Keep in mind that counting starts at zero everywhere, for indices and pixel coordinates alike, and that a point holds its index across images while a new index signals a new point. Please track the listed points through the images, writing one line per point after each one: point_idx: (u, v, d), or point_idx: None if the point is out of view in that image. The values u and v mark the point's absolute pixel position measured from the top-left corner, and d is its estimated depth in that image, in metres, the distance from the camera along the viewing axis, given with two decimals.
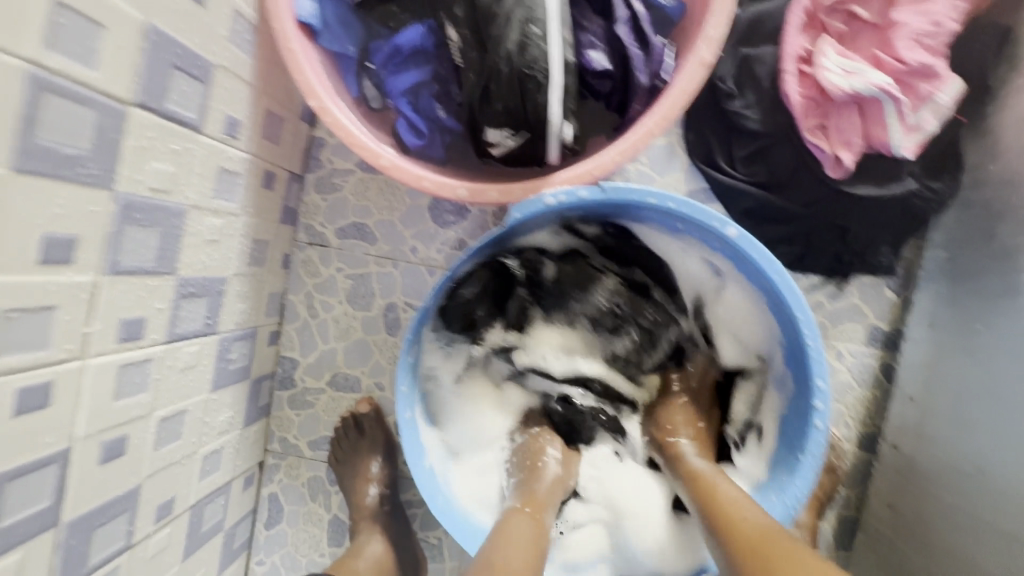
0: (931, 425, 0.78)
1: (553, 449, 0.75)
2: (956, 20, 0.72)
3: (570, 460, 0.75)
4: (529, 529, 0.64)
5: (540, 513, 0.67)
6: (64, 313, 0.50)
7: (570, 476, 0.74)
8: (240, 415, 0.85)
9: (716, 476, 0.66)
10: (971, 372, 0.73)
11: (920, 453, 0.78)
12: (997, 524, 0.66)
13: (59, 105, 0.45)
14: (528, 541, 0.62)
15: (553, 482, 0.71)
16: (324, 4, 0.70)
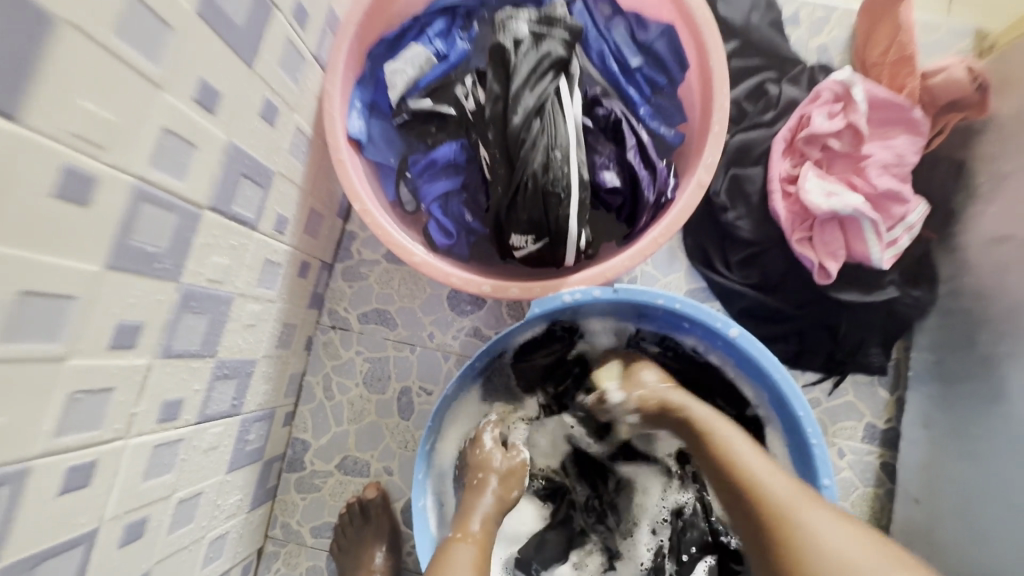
0: (939, 529, 0.79)
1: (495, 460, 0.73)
2: (917, 153, 0.83)
3: (513, 475, 0.73)
4: (467, 557, 0.64)
5: (479, 539, 0.67)
6: (119, 395, 0.53)
7: (514, 492, 0.73)
8: (249, 498, 0.85)
9: (725, 430, 0.64)
10: (973, 475, 0.76)
11: (933, 558, 0.79)
12: None
13: (152, 212, 0.52)
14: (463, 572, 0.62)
15: (488, 513, 0.69)
16: (372, 123, 0.81)
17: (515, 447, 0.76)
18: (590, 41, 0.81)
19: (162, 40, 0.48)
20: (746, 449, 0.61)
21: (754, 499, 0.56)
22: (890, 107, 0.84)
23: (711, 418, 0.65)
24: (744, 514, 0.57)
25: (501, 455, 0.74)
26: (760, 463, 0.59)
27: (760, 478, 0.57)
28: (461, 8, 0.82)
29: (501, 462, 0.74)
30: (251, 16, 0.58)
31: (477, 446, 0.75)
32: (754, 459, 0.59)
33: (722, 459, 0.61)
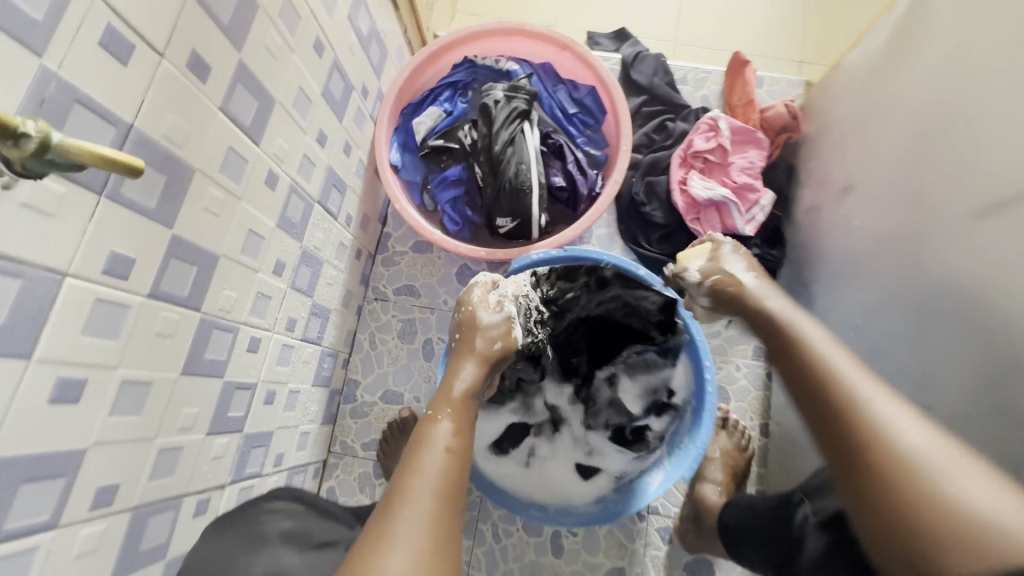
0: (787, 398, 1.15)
1: (488, 317, 0.91)
2: (764, 160, 1.26)
3: (509, 328, 0.91)
4: (442, 437, 0.72)
5: (454, 421, 0.75)
6: (273, 303, 0.92)
7: (504, 339, 0.89)
8: (321, 413, 1.21)
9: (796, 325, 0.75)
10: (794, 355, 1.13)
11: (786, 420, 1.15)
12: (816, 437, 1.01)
13: (295, 199, 0.93)
14: (435, 452, 0.69)
15: (473, 371, 0.84)
16: (405, 155, 1.25)
17: (500, 302, 0.95)
18: (544, 99, 1.26)
19: (306, 107, 0.91)
20: (822, 339, 0.71)
21: (822, 385, 0.65)
22: (745, 131, 1.27)
23: (787, 315, 0.77)
24: (816, 397, 0.65)
25: (489, 313, 0.92)
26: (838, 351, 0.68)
27: (848, 377, 0.64)
28: (461, 82, 1.27)
29: (494, 318, 0.91)
30: (342, 93, 1.03)
31: (471, 320, 0.91)
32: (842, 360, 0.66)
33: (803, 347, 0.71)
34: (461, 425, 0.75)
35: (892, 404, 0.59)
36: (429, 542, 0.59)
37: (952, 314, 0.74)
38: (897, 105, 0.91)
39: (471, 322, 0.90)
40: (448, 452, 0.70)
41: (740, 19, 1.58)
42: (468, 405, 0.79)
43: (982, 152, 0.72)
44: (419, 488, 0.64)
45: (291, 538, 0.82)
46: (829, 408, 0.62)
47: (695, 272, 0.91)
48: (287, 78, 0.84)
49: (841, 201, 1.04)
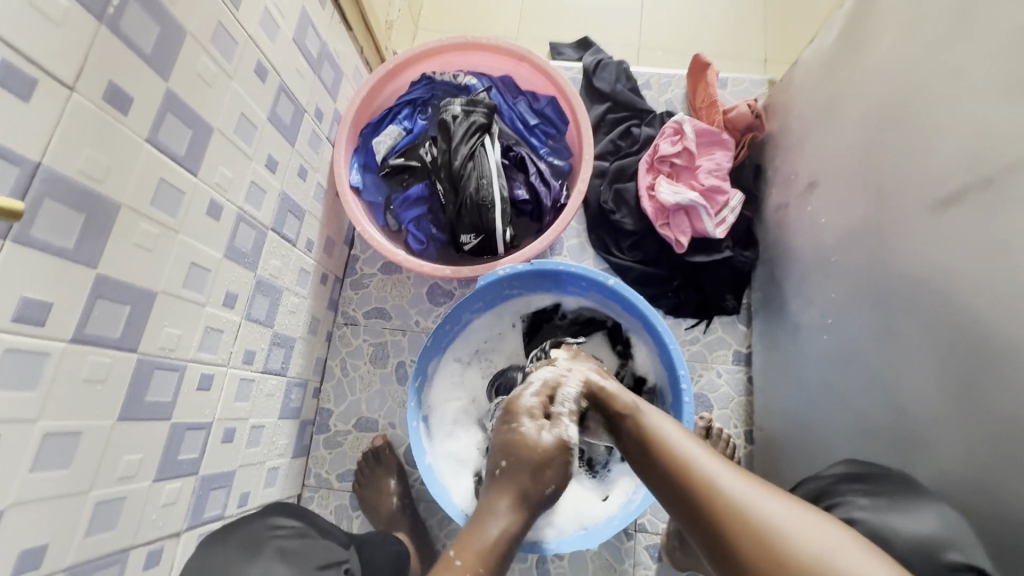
0: (768, 404, 1.12)
1: (546, 438, 0.73)
2: (730, 161, 1.24)
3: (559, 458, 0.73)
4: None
5: (470, 559, 0.64)
6: (226, 336, 0.88)
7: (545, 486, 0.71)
8: (292, 446, 1.17)
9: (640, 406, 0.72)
10: (773, 359, 1.11)
11: (769, 426, 1.12)
12: (802, 446, 0.98)
13: (245, 227, 0.90)
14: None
15: (505, 522, 0.68)
16: (366, 176, 1.23)
17: (556, 422, 0.76)
18: (504, 112, 1.24)
19: (252, 134, 0.89)
20: (665, 422, 0.68)
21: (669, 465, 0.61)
22: (710, 133, 1.25)
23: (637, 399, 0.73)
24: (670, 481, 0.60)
25: (544, 434, 0.73)
26: (681, 432, 0.66)
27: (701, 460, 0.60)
28: (419, 99, 1.25)
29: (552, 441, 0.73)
30: (292, 117, 1.01)
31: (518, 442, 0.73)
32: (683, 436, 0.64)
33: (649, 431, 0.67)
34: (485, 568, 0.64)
35: (735, 476, 0.57)
36: None
37: (918, 310, 0.72)
38: (853, 99, 0.90)
39: (517, 437, 0.73)
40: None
41: (702, 23, 1.58)
42: (503, 549, 0.67)
43: (936, 143, 0.70)
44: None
45: (287, 553, 0.76)
46: (690, 496, 0.57)
47: (572, 388, 0.79)
48: (226, 105, 0.81)
49: (806, 198, 1.02)
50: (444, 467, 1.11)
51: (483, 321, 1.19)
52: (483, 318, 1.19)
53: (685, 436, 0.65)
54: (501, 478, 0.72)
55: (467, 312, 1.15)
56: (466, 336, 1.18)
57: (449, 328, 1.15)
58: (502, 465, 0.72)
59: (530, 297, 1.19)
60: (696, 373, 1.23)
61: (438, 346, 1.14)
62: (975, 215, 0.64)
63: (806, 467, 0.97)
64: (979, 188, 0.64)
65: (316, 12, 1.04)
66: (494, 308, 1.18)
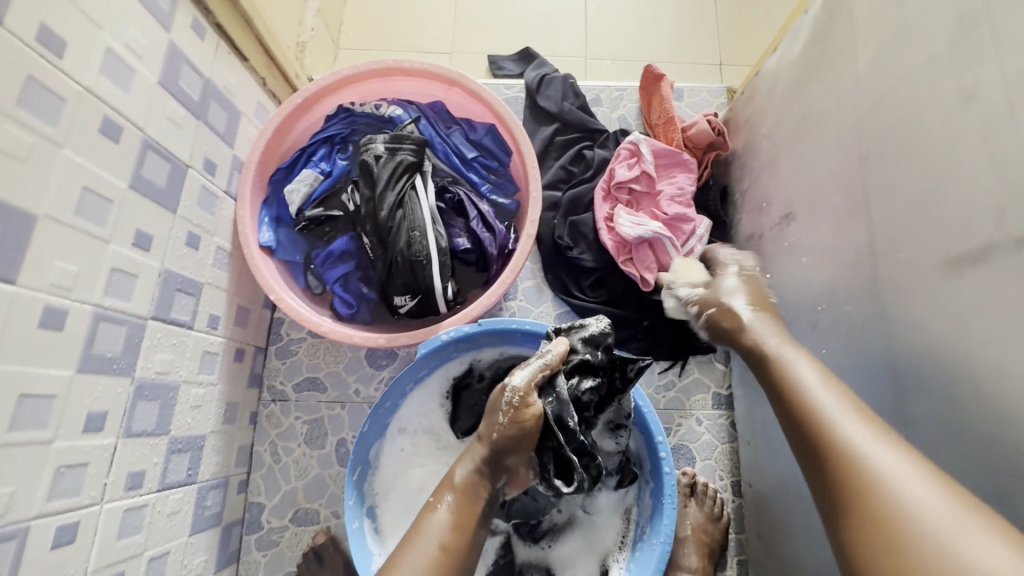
0: (762, 458, 1.00)
1: (448, 496, 0.71)
2: (694, 184, 1.12)
3: (461, 525, 0.69)
4: (439, 530, 0.68)
5: None
6: (93, 468, 0.70)
7: (453, 542, 0.68)
8: (213, 559, 0.98)
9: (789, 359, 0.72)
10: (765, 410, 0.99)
11: (762, 482, 1.00)
12: (805, 518, 0.86)
13: (108, 326, 0.71)
14: (431, 550, 0.66)
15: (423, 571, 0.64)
16: (279, 231, 1.04)
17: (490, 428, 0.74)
18: (437, 146, 1.09)
19: (106, 210, 0.70)
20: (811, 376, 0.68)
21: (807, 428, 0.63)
22: (669, 154, 1.13)
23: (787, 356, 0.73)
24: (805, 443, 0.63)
25: (461, 465, 0.73)
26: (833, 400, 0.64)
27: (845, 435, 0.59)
28: (337, 136, 1.08)
29: (451, 509, 0.70)
30: (170, 178, 0.82)
31: (428, 510, 0.71)
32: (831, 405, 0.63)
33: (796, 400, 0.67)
34: (463, 508, 0.71)
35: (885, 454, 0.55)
36: None
37: (935, 381, 0.61)
38: (831, 121, 0.78)
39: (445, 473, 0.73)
40: (438, 553, 0.66)
41: (652, 27, 1.45)
42: None
43: (944, 185, 0.58)
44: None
45: None
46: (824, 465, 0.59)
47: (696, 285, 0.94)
48: (56, 183, 0.63)
49: (783, 229, 0.90)
50: None
51: (423, 391, 1.01)
52: (421, 388, 1.01)
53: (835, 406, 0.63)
54: (421, 517, 0.71)
55: (409, 383, 0.98)
56: (409, 412, 1.01)
57: (378, 411, 0.96)
58: (499, 424, 0.71)
59: (466, 359, 1.01)
60: (674, 423, 1.10)
61: (375, 434, 0.97)
62: (1000, 278, 0.53)
63: (813, 544, 0.85)
64: (1006, 247, 0.52)
65: (192, 48, 0.86)
66: (436, 373, 1.01)
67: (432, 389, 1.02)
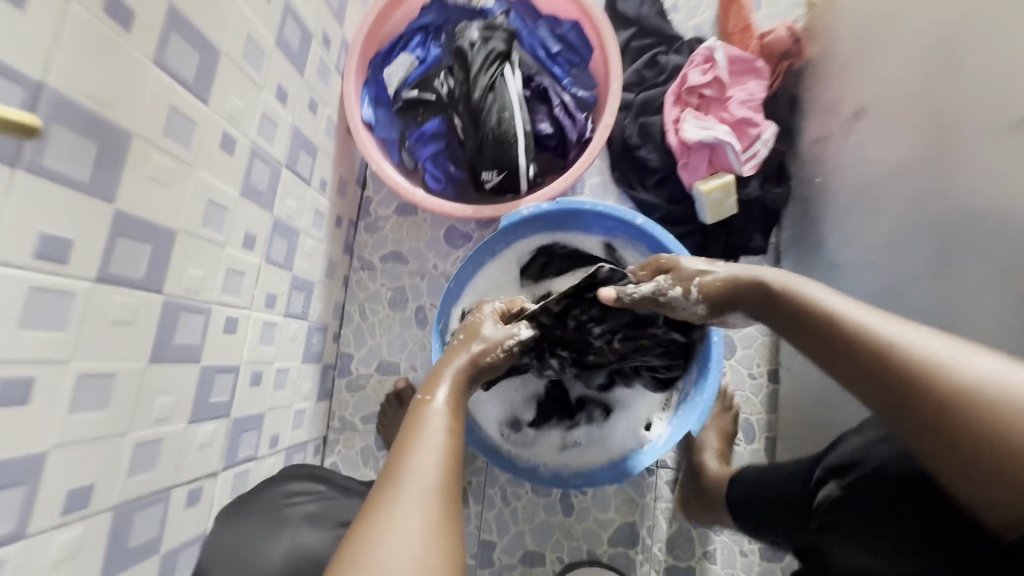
0: None
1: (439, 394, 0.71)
2: (764, 91, 1.17)
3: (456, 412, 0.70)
4: (441, 419, 0.67)
5: (428, 480, 0.58)
6: (248, 279, 0.86)
7: (456, 423, 0.68)
8: (316, 390, 1.17)
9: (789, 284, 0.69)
10: None
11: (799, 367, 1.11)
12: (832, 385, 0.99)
13: (259, 163, 0.85)
14: (436, 444, 0.63)
15: (433, 451, 0.62)
16: (378, 110, 1.15)
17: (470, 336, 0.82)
18: (524, 38, 1.16)
19: (260, 60, 0.82)
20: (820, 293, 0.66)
21: (829, 331, 0.61)
22: (743, 61, 1.18)
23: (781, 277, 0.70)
24: (831, 346, 0.60)
25: (449, 371, 0.75)
26: (857, 313, 0.60)
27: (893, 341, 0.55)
28: (432, 25, 1.16)
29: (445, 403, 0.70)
30: (300, 44, 0.93)
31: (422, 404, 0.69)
32: (859, 316, 0.59)
33: (820, 320, 0.63)
34: (457, 398, 0.71)
35: (941, 343, 0.52)
36: (433, 497, 0.57)
37: (986, 238, 0.69)
38: (919, 15, 0.83)
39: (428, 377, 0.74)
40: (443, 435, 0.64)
41: None
42: (440, 474, 0.59)
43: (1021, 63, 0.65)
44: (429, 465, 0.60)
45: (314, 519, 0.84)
46: (887, 384, 0.54)
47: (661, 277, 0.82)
48: (231, 24, 0.74)
49: (852, 127, 0.97)
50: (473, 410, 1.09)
51: (501, 263, 1.14)
52: (499, 260, 1.13)
53: (860, 313, 0.59)
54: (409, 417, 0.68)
55: (489, 254, 1.12)
56: (486, 282, 1.14)
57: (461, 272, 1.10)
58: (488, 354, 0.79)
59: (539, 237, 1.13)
60: None
61: (455, 295, 1.11)
62: None
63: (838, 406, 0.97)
64: None
65: None
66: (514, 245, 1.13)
67: (507, 263, 1.14)
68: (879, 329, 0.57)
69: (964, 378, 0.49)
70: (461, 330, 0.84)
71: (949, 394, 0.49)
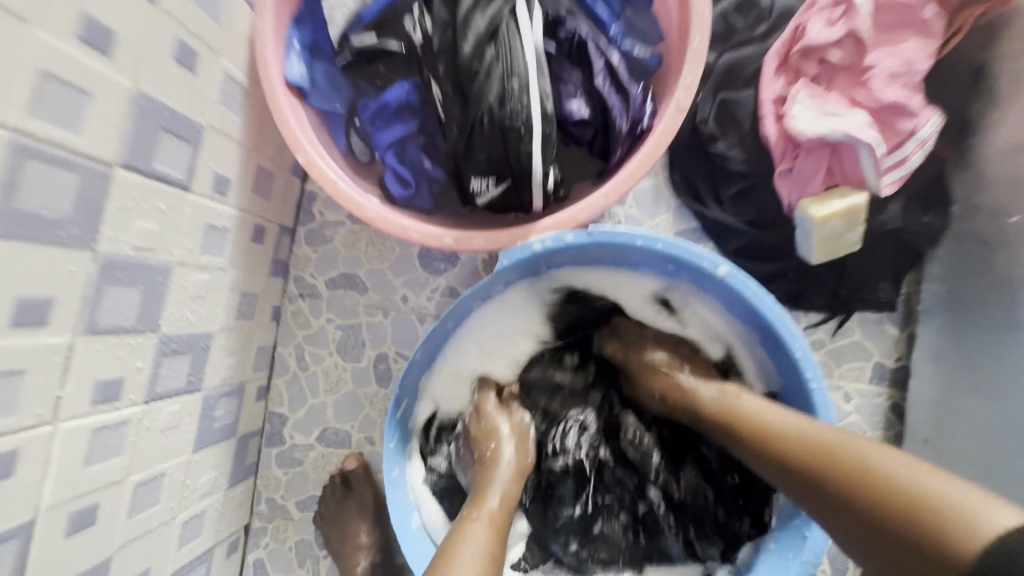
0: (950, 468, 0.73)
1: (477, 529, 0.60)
2: (928, 58, 0.74)
3: (499, 547, 0.60)
4: (482, 536, 0.60)
5: None
6: (34, 377, 0.49)
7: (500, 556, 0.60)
8: (226, 475, 0.82)
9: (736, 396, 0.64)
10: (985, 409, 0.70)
11: None
12: None
13: (42, 169, 0.46)
14: (480, 553, 0.58)
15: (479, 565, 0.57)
16: (313, 65, 0.73)
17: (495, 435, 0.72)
18: None
19: None
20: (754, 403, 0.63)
21: (775, 443, 0.57)
22: (901, 8, 0.73)
23: (725, 392, 0.66)
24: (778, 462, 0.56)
25: (494, 492, 0.66)
26: (773, 415, 0.60)
27: (816, 443, 0.53)
28: None
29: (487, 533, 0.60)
30: None
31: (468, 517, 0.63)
32: (787, 423, 0.58)
33: (759, 434, 0.59)
34: (503, 515, 0.64)
35: (850, 438, 0.52)
36: None
37: None
38: None
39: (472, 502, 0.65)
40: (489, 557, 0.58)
41: None
42: None
43: None
44: (479, 561, 0.57)
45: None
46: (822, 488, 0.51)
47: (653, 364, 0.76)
48: None
49: None
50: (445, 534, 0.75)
51: (500, 313, 0.77)
52: (497, 310, 0.77)
53: (788, 419, 0.58)
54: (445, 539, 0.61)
55: (477, 301, 0.74)
56: (472, 340, 0.77)
57: (434, 333, 0.72)
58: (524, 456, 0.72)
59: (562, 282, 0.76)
60: None
61: (424, 363, 0.74)
62: None
63: None
64: None
65: None
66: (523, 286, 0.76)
67: (508, 315, 0.78)
68: (810, 436, 0.54)
69: (861, 471, 0.48)
70: (482, 442, 0.72)
71: (867, 493, 0.47)
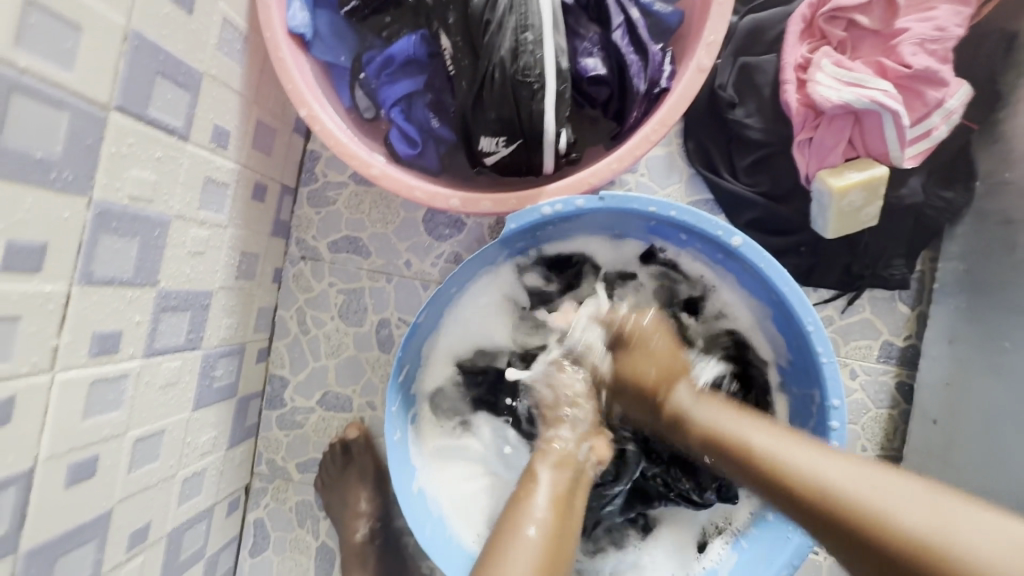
0: (957, 450, 0.73)
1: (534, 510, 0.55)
2: (961, 25, 0.71)
3: (560, 533, 0.54)
4: (541, 522, 0.54)
5: None
6: (29, 324, 0.48)
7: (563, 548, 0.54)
8: (226, 435, 0.82)
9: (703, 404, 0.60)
10: (997, 389, 0.70)
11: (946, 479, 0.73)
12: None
13: (30, 106, 0.44)
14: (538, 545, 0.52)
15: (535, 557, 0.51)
16: (317, 14, 0.70)
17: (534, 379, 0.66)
18: None
19: None
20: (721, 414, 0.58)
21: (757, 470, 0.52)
22: None
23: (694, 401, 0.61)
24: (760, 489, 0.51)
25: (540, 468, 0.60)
26: (748, 429, 0.55)
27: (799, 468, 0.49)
28: None
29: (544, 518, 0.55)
30: None
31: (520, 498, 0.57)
32: (762, 439, 0.53)
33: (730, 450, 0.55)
34: (566, 499, 0.58)
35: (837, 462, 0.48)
36: None
37: None
38: None
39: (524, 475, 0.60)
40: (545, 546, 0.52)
41: None
42: None
43: None
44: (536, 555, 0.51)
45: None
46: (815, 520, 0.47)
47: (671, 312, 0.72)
48: None
49: None
50: (446, 499, 0.75)
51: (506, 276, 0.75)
52: (502, 274, 0.75)
53: (772, 440, 0.53)
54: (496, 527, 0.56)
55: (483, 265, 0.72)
56: (473, 306, 0.76)
57: (440, 296, 0.70)
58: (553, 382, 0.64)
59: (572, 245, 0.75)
60: None
61: (426, 327, 0.72)
62: None
63: None
64: None
65: None
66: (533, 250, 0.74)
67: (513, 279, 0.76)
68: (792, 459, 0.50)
69: (858, 501, 0.45)
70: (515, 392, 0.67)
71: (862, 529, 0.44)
